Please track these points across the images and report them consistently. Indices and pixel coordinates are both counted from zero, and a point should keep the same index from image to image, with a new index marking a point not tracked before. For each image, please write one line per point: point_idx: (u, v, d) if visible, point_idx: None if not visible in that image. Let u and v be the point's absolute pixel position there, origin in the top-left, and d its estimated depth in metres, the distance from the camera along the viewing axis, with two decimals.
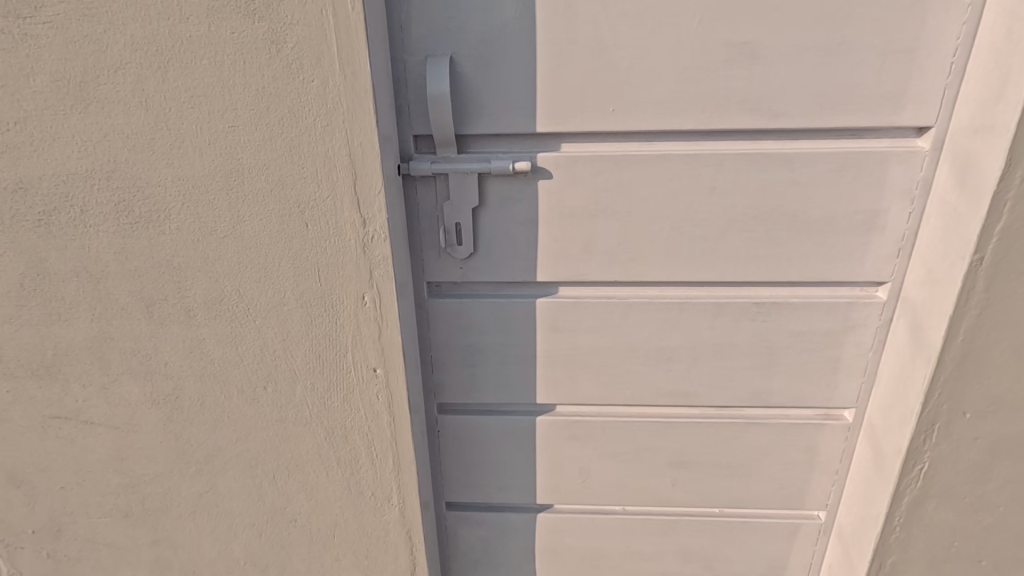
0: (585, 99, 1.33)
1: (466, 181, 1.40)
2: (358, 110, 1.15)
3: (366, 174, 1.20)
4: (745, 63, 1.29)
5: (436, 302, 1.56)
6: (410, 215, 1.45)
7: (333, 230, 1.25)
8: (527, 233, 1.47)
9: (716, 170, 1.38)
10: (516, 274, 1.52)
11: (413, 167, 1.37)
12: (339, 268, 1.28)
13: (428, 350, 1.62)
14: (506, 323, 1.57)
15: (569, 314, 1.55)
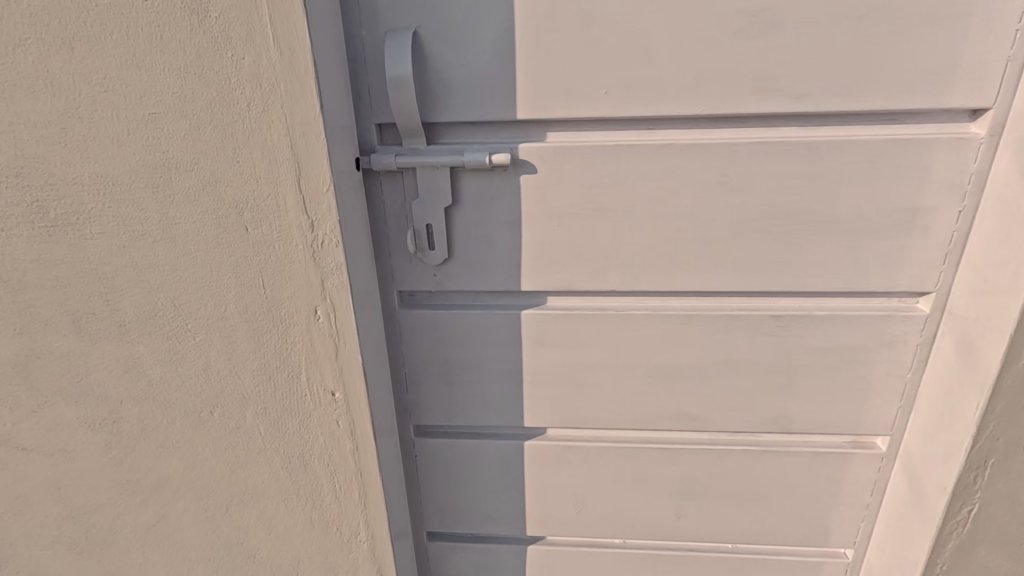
0: (573, 79, 1.14)
1: (437, 178, 1.22)
2: (299, 92, 0.97)
3: (313, 168, 1.02)
4: (762, 36, 1.09)
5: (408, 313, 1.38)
6: (375, 216, 1.28)
7: (278, 235, 1.08)
8: (508, 236, 1.28)
9: (728, 162, 1.18)
10: (497, 282, 1.33)
11: (374, 160, 1.19)
12: (287, 278, 1.11)
13: (401, 367, 1.45)
14: (487, 337, 1.39)
15: (559, 327, 1.37)
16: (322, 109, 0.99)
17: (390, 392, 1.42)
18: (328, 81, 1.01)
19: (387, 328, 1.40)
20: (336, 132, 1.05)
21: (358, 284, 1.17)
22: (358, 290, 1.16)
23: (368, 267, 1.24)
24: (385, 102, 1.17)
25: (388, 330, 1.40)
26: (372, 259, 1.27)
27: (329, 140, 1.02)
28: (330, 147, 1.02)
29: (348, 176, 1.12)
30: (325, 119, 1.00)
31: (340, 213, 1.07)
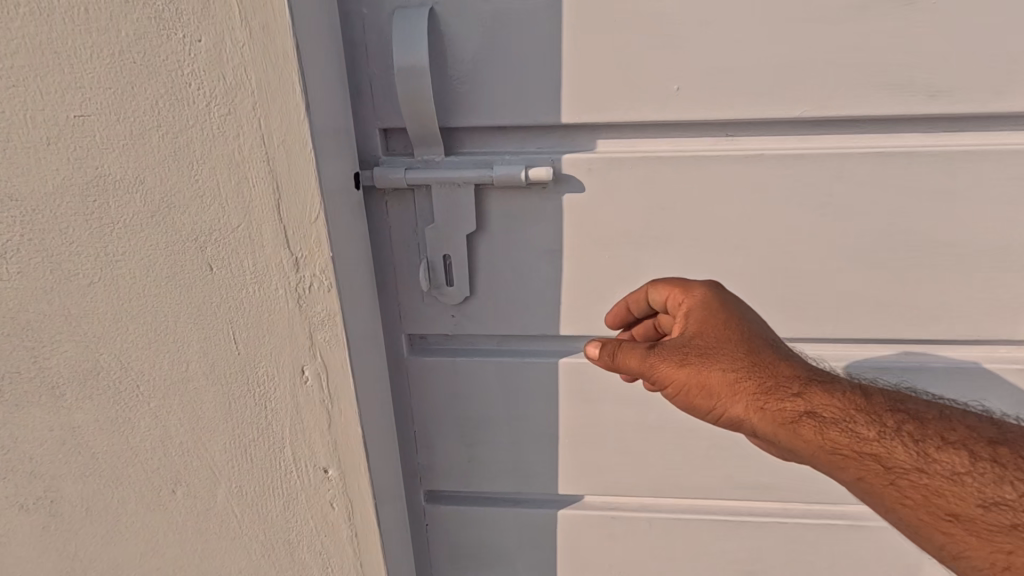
0: (637, 71, 0.88)
1: (457, 197, 0.95)
2: (277, 87, 0.71)
3: (298, 190, 0.76)
4: (889, 14, 0.82)
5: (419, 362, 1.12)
6: (379, 244, 1.02)
7: (254, 276, 0.82)
8: (545, 268, 1.02)
9: (831, 178, 0.92)
10: (530, 323, 1.07)
11: (378, 176, 0.93)
12: (265, 330, 0.85)
13: (410, 423, 1.19)
14: (515, 388, 1.14)
15: (606, 379, 1.11)
16: (309, 110, 0.73)
17: (396, 454, 1.16)
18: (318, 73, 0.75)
19: (393, 377, 1.14)
20: (331, 142, 0.79)
21: (359, 335, 0.90)
22: (358, 341, 0.90)
23: (371, 307, 0.99)
24: (393, 101, 0.91)
25: (395, 379, 1.14)
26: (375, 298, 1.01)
27: (320, 152, 0.76)
28: (322, 162, 0.76)
29: (347, 198, 0.85)
30: (314, 123, 0.74)
31: (334, 248, 0.81)
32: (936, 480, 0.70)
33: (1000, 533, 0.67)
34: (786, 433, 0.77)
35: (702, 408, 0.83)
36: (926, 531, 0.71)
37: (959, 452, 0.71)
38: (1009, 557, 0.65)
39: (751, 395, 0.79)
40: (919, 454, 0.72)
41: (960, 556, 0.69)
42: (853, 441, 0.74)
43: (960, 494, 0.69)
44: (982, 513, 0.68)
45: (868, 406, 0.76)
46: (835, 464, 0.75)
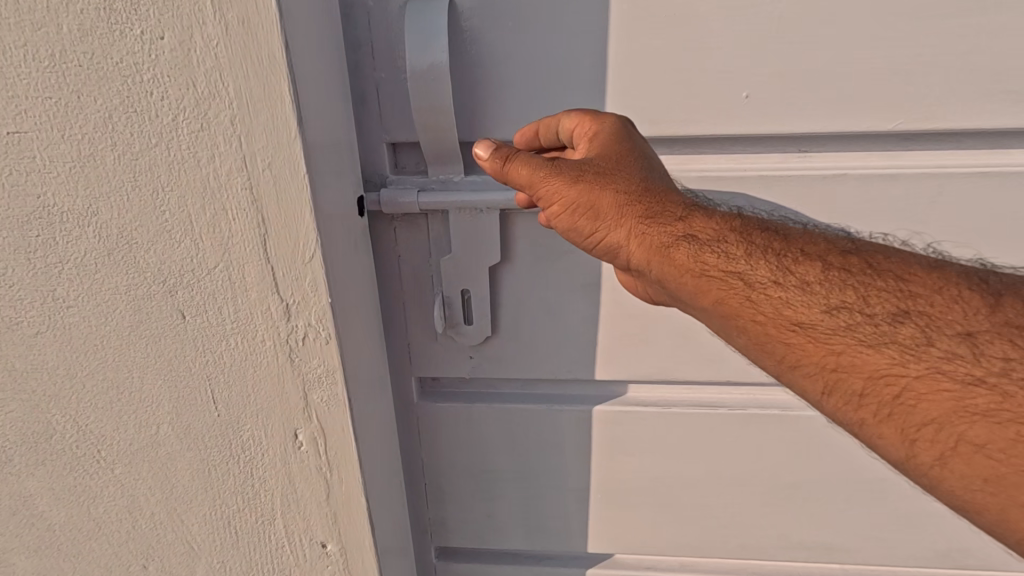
0: (702, 76, 0.73)
1: (479, 224, 0.81)
2: (261, 99, 0.56)
3: (291, 225, 0.62)
4: (1011, 8, 0.67)
5: (431, 410, 0.97)
6: (385, 276, 0.87)
7: (236, 326, 0.67)
8: (580, 303, 0.88)
9: (928, 203, 0.77)
10: (560, 366, 0.93)
11: (386, 200, 0.78)
12: (249, 388, 0.71)
13: (419, 475, 1.04)
14: (540, 437, 0.99)
15: (647, 428, 0.97)
16: (302, 125, 0.58)
17: (405, 512, 1.01)
18: (314, 82, 0.60)
19: (400, 424, 0.99)
20: (330, 166, 0.64)
21: (363, 390, 0.76)
22: (362, 400, 0.75)
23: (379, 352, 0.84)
24: (405, 111, 0.76)
25: (403, 427, 0.99)
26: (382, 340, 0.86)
27: (316, 179, 0.61)
28: (318, 190, 0.61)
29: (351, 230, 0.70)
30: (308, 144, 0.59)
31: (335, 294, 0.66)
32: (838, 335, 0.56)
33: (930, 390, 0.51)
34: (663, 252, 0.65)
35: (577, 221, 0.68)
36: (790, 360, 0.58)
37: (868, 299, 0.57)
38: (900, 407, 0.52)
39: (615, 209, 0.66)
40: (818, 297, 0.58)
41: (835, 393, 0.55)
42: (743, 276, 0.62)
43: (860, 343, 0.54)
44: (894, 353, 0.53)
45: (756, 245, 0.63)
46: (715, 300, 0.63)
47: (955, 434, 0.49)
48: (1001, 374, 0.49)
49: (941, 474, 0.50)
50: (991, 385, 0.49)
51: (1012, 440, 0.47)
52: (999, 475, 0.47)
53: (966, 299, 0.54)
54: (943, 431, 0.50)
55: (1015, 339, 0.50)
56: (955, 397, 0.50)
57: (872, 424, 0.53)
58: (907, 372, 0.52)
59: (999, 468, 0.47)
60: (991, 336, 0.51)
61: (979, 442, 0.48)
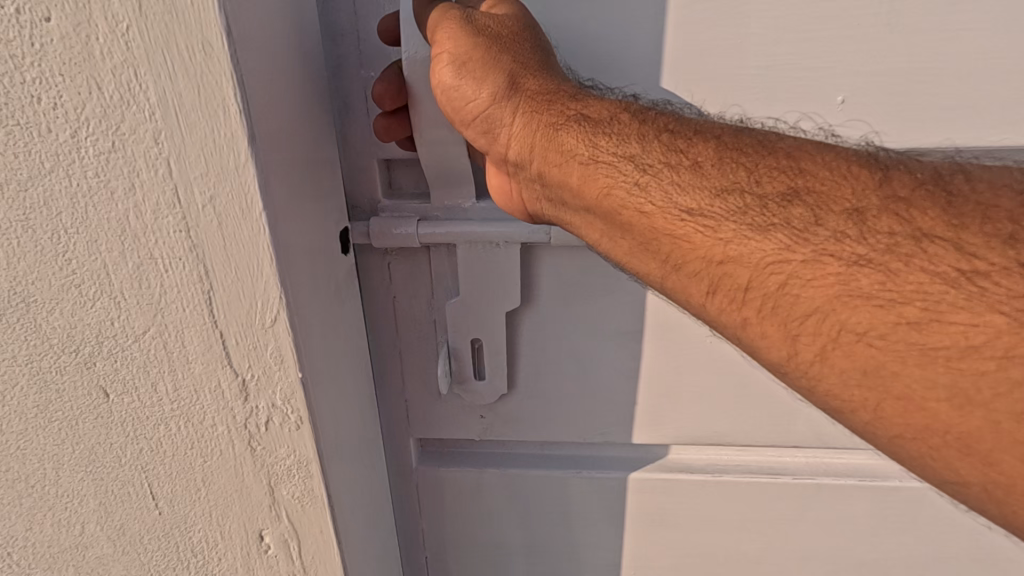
0: (826, 81, 0.49)
1: (495, 261, 0.63)
2: (197, 108, 0.40)
3: (246, 280, 0.45)
4: None
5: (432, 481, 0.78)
6: (374, 321, 0.69)
7: (177, 407, 0.50)
8: (619, 355, 0.71)
9: None
10: (592, 426, 0.76)
11: (376, 233, 0.60)
12: (198, 483, 0.54)
13: (418, 551, 0.85)
14: (565, 509, 0.81)
15: (695, 498, 0.80)
16: (255, 144, 0.41)
17: None
18: (273, 83, 0.42)
19: (394, 494, 0.80)
20: (301, 198, 0.47)
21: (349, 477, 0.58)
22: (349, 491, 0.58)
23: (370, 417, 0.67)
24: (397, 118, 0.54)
25: (397, 498, 0.81)
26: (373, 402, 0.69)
27: (277, 215, 0.43)
28: (280, 230, 0.44)
29: (333, 280, 0.53)
30: (264, 166, 0.42)
31: (310, 366, 0.48)
32: (728, 220, 0.37)
33: (815, 274, 0.34)
34: (529, 127, 0.44)
35: (456, 83, 0.43)
36: (654, 247, 0.40)
37: (753, 171, 0.38)
38: (781, 299, 0.35)
39: (497, 75, 0.43)
40: (679, 170, 0.39)
41: (718, 291, 0.38)
42: (606, 149, 0.41)
43: (746, 227, 0.36)
44: (782, 236, 0.35)
45: (623, 103, 0.42)
46: (576, 181, 0.43)
47: (877, 357, 0.32)
48: (888, 253, 0.32)
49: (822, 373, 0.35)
50: (876, 265, 0.32)
51: (895, 323, 0.32)
52: (879, 368, 0.32)
53: (857, 163, 0.36)
54: (826, 322, 0.34)
55: (908, 210, 0.33)
56: (842, 281, 0.33)
57: (755, 324, 0.37)
58: (792, 256, 0.34)
59: (877, 360, 0.32)
60: (880, 208, 0.34)
61: (861, 332, 0.33)
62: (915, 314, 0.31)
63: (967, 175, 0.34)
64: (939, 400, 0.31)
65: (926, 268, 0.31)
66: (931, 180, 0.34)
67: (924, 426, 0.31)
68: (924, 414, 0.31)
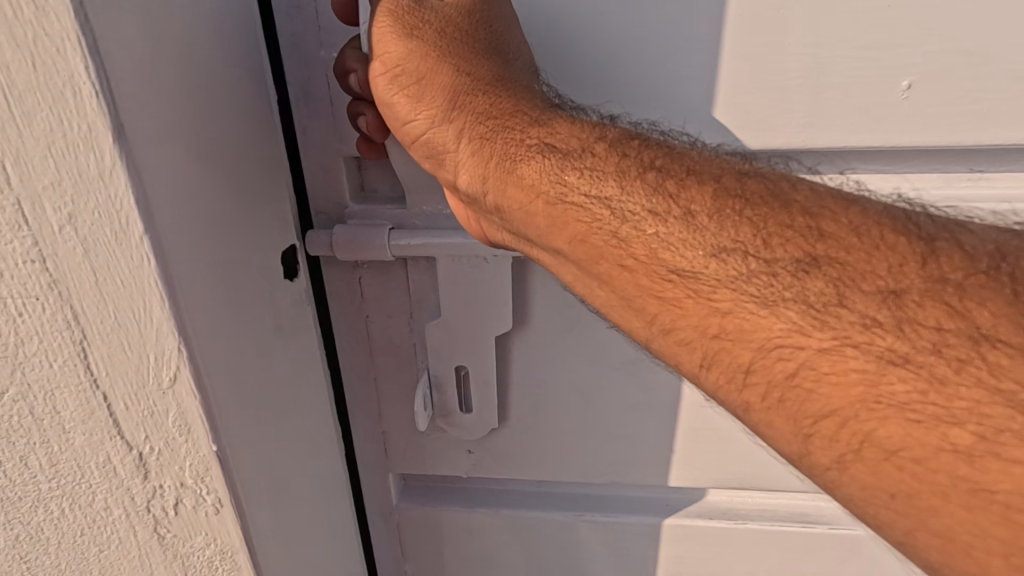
0: (890, 68, 0.37)
1: (478, 281, 0.54)
2: (36, 93, 0.32)
3: (131, 327, 0.37)
4: None
5: (419, 513, 0.72)
6: (350, 343, 0.62)
7: (56, 485, 0.44)
8: (623, 388, 0.62)
9: None
10: (591, 469, 0.67)
11: (339, 245, 0.51)
12: (96, 553, 0.47)
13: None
14: (560, 556, 0.73)
15: (714, 553, 0.70)
16: (127, 143, 0.32)
17: None
18: (173, 95, 0.35)
19: (375, 532, 0.73)
20: (227, 237, 0.40)
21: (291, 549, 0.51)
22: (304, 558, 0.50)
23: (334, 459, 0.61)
24: (352, 112, 0.46)
25: (377, 534, 0.73)
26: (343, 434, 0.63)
27: (174, 266, 0.36)
28: (181, 279, 0.36)
29: (276, 329, 0.46)
30: (148, 194, 0.33)
31: (232, 437, 0.41)
32: (726, 289, 0.29)
33: (834, 369, 0.26)
34: (488, 155, 0.37)
35: (392, 96, 0.37)
36: (633, 303, 0.33)
37: (760, 227, 0.29)
38: (788, 391, 0.27)
39: (445, 93, 0.37)
40: (660, 217, 0.31)
41: (712, 367, 0.30)
42: (579, 188, 0.34)
43: (745, 299, 0.28)
44: (790, 314, 0.27)
45: (598, 129, 0.34)
46: (544, 222, 0.35)
47: (918, 486, 0.24)
48: (931, 354, 0.24)
49: (840, 482, 0.27)
50: (912, 366, 0.24)
51: (936, 446, 0.24)
52: (912, 494, 0.25)
53: (897, 233, 0.26)
54: (846, 429, 0.26)
55: (962, 298, 0.24)
56: (869, 383, 0.25)
57: (757, 411, 0.29)
58: (803, 343, 0.26)
59: (908, 484, 0.25)
60: (924, 291, 0.25)
61: (891, 447, 0.25)
62: (966, 439, 0.23)
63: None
64: (984, 545, 0.23)
65: (984, 379, 0.23)
66: (998, 255, 0.25)
67: (963, 568, 0.24)
68: (966, 559, 0.24)
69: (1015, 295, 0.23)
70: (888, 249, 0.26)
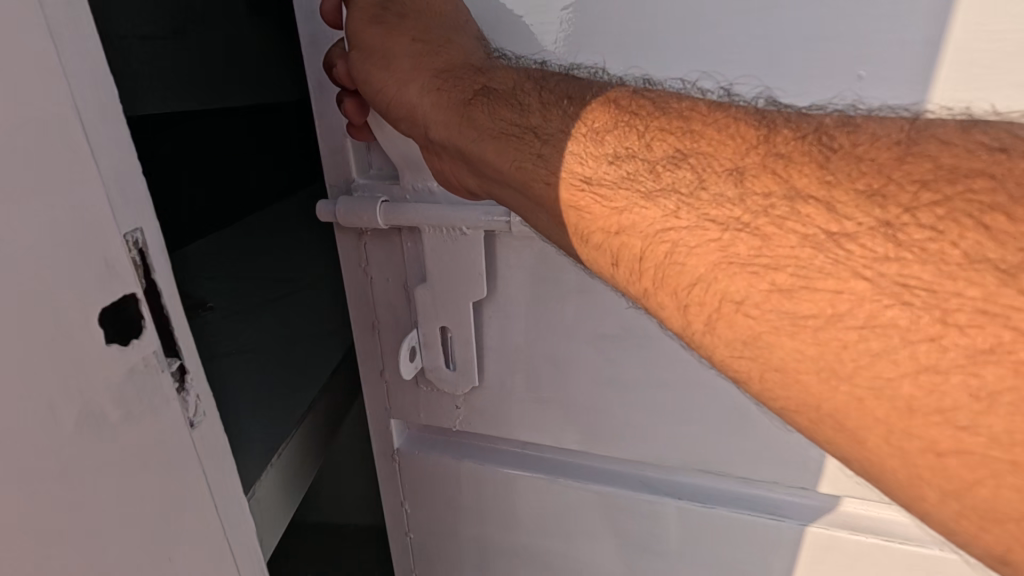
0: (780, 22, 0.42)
1: (457, 249, 0.61)
2: None
3: None
4: None
5: (412, 461, 0.78)
6: (355, 300, 0.70)
7: None
8: (592, 357, 0.65)
9: None
10: (565, 435, 0.71)
11: (341, 213, 0.61)
12: None
13: (402, 529, 0.85)
14: (540, 516, 0.76)
15: (689, 530, 0.70)
16: None
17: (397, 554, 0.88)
18: None
19: (380, 468, 0.81)
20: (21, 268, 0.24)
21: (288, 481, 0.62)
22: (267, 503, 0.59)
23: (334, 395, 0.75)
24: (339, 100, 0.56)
25: (382, 470, 0.82)
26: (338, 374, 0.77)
27: None
28: None
29: (93, 418, 0.27)
30: None
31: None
32: (622, 189, 0.35)
33: (698, 240, 0.31)
34: (447, 103, 0.45)
35: (367, 69, 0.46)
36: (565, 220, 0.39)
37: (644, 134, 0.36)
38: (667, 267, 0.33)
39: (408, 59, 0.46)
40: (575, 137, 0.39)
41: (618, 263, 0.36)
42: (515, 121, 0.42)
43: (635, 196, 0.34)
44: (665, 202, 0.33)
45: (530, 75, 0.43)
46: (491, 155, 0.42)
47: (758, 329, 0.29)
48: (762, 215, 0.29)
49: (709, 341, 0.32)
50: (749, 229, 0.29)
51: (767, 291, 0.29)
52: (756, 337, 0.29)
53: (743, 127, 0.32)
54: (709, 291, 0.31)
55: (784, 167, 0.29)
56: (722, 248, 0.30)
57: (652, 294, 0.34)
58: (676, 223, 0.32)
59: (753, 328, 0.29)
60: (759, 167, 0.30)
61: (738, 299, 0.30)
62: (786, 280, 0.28)
63: (871, 121, 0.29)
64: (807, 368, 0.28)
65: (797, 229, 0.28)
66: (818, 131, 0.30)
67: (795, 396, 0.29)
68: (798, 385, 0.28)
69: (824, 158, 0.29)
70: (729, 140, 0.32)
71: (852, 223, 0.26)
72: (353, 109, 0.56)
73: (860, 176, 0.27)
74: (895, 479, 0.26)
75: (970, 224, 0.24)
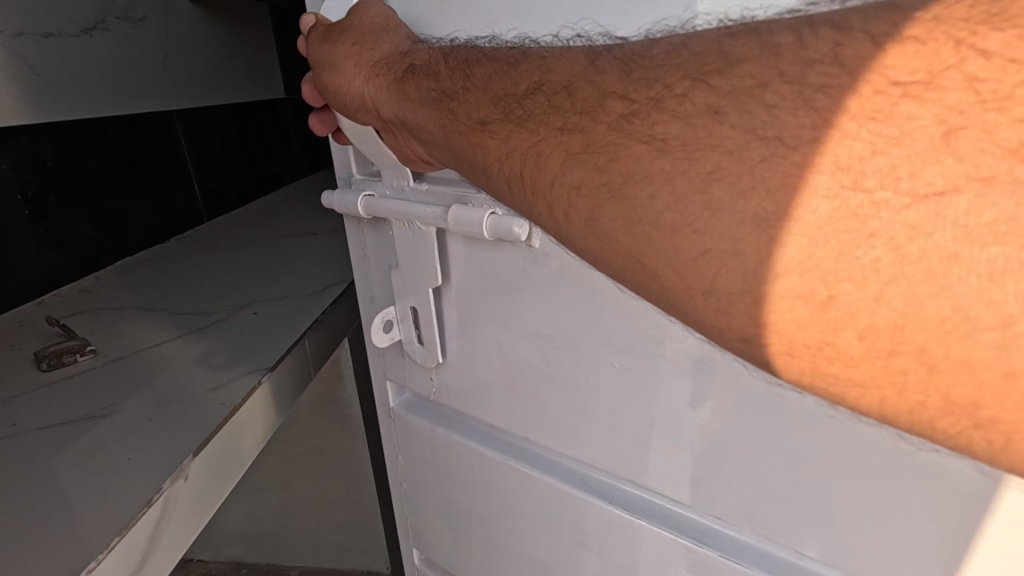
0: None
1: (416, 240, 0.70)
2: None
3: None
4: None
5: (405, 419, 0.85)
6: (361, 281, 0.83)
7: None
8: (527, 344, 0.66)
9: None
10: (512, 414, 0.73)
11: (338, 200, 0.75)
12: None
13: (398, 479, 0.92)
14: (494, 492, 0.78)
15: (611, 534, 0.68)
16: None
17: (398, 507, 0.95)
18: None
19: (382, 424, 0.90)
20: None
21: None
22: None
23: (194, 480, 0.63)
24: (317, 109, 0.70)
25: (384, 427, 0.90)
26: (204, 456, 0.64)
27: None
28: None
29: None
30: None
31: None
32: (507, 126, 0.43)
33: (549, 147, 0.39)
34: (385, 85, 0.56)
35: (327, 78, 0.60)
36: (475, 161, 0.47)
37: (517, 79, 0.45)
38: (535, 174, 0.40)
39: (353, 59, 0.58)
40: (470, 92, 0.48)
41: (511, 189, 0.43)
42: (432, 88, 0.52)
43: (513, 128, 0.43)
44: (528, 128, 0.41)
45: (445, 54, 0.53)
46: (421, 119, 0.53)
47: (584, 207, 0.36)
48: (588, 117, 0.37)
49: (565, 230, 0.39)
50: (580, 131, 0.37)
51: (590, 174, 0.36)
52: (588, 213, 0.36)
53: (576, 58, 0.41)
54: (558, 185, 0.38)
55: (599, 77, 0.38)
56: (563, 146, 0.38)
57: (528, 203, 0.42)
58: (538, 138, 0.40)
59: (584, 207, 0.36)
60: (585, 81, 0.39)
61: (575, 185, 0.37)
62: (598, 162, 0.36)
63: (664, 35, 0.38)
64: (618, 225, 0.34)
65: (606, 121, 0.36)
66: (622, 48, 0.39)
67: (610, 251, 0.36)
68: (612, 243, 0.35)
69: (623, 66, 0.37)
70: (566, 69, 0.41)
71: (639, 108, 0.34)
72: (318, 122, 0.69)
73: (637, 71, 0.36)
74: (676, 297, 0.32)
75: (703, 85, 0.31)
